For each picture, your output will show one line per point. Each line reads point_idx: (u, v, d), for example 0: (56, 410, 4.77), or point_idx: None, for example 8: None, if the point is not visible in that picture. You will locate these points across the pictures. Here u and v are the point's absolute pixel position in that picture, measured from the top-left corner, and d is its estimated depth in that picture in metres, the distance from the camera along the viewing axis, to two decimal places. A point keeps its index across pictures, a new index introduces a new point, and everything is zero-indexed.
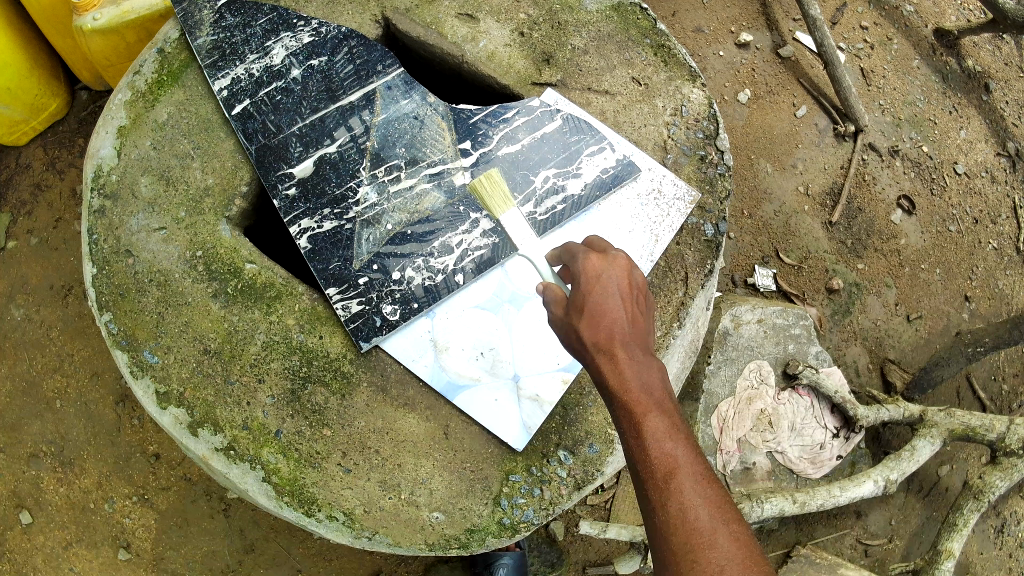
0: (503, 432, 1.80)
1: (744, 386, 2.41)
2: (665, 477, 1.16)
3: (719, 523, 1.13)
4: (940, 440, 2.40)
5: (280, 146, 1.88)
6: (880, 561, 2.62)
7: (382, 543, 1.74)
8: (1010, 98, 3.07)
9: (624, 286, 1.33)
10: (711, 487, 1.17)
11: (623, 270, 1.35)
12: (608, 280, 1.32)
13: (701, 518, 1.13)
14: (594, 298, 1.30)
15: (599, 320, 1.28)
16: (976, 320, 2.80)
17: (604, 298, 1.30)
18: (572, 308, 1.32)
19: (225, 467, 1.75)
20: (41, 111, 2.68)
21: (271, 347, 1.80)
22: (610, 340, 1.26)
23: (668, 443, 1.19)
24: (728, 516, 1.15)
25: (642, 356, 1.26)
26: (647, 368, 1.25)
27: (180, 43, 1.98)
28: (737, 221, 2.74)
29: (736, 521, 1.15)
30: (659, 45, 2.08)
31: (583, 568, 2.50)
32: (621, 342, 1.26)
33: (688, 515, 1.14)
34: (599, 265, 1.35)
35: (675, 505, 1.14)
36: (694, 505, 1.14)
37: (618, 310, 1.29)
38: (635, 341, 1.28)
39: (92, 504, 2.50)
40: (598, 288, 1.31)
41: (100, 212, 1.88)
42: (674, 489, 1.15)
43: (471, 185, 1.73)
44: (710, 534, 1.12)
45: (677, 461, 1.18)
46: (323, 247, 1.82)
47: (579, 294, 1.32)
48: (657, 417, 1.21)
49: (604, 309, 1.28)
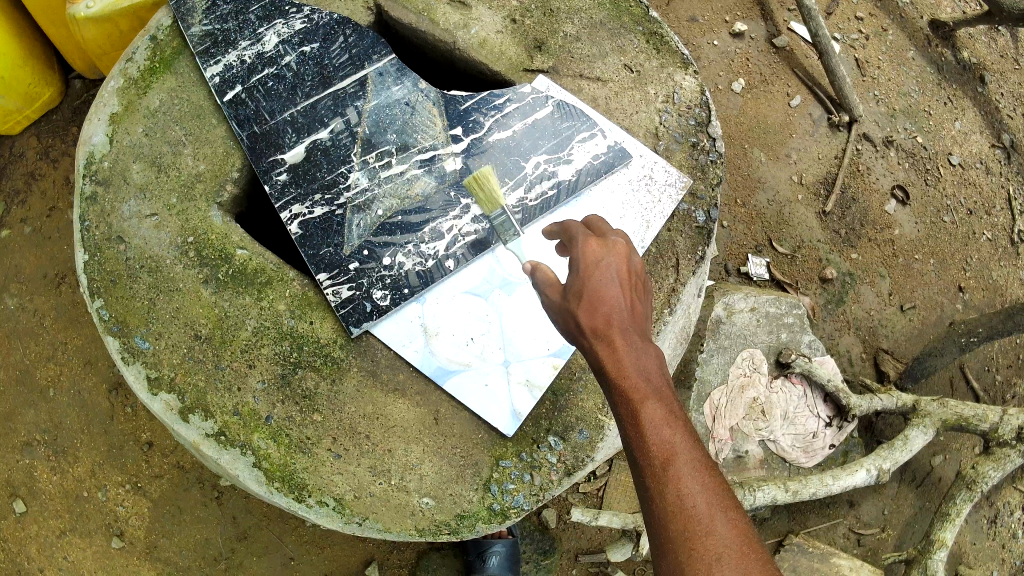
0: (493, 417, 1.80)
1: (736, 374, 2.41)
2: (663, 464, 1.16)
3: (717, 510, 1.13)
4: (934, 430, 2.40)
5: (271, 133, 1.87)
6: (873, 551, 2.62)
7: (373, 529, 1.75)
8: (1005, 90, 3.09)
9: (623, 273, 1.31)
10: (710, 474, 1.17)
11: (621, 256, 1.33)
12: (607, 266, 1.31)
13: (699, 505, 1.13)
14: (592, 283, 1.29)
15: (598, 306, 1.27)
16: (969, 311, 2.80)
17: (602, 284, 1.29)
18: (569, 294, 1.31)
19: (216, 453, 1.75)
20: (35, 100, 2.68)
21: (261, 333, 1.80)
22: (607, 326, 1.25)
23: (666, 430, 1.18)
24: (726, 502, 1.15)
25: (640, 342, 1.25)
26: (645, 354, 1.24)
27: (173, 30, 1.97)
28: (730, 210, 2.74)
29: (734, 508, 1.15)
30: (651, 32, 2.08)
31: (574, 556, 2.51)
32: (619, 328, 1.25)
33: (686, 502, 1.13)
34: (598, 250, 1.33)
35: (674, 492, 1.14)
36: (692, 493, 1.14)
37: (617, 296, 1.28)
38: (633, 328, 1.27)
39: (86, 493, 2.50)
40: (596, 274, 1.30)
41: (92, 198, 1.87)
42: (673, 477, 1.15)
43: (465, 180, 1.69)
44: (708, 521, 1.12)
45: (675, 449, 1.17)
46: (313, 233, 1.81)
47: (577, 279, 1.31)
48: (654, 404, 1.20)
49: (603, 295, 1.27)
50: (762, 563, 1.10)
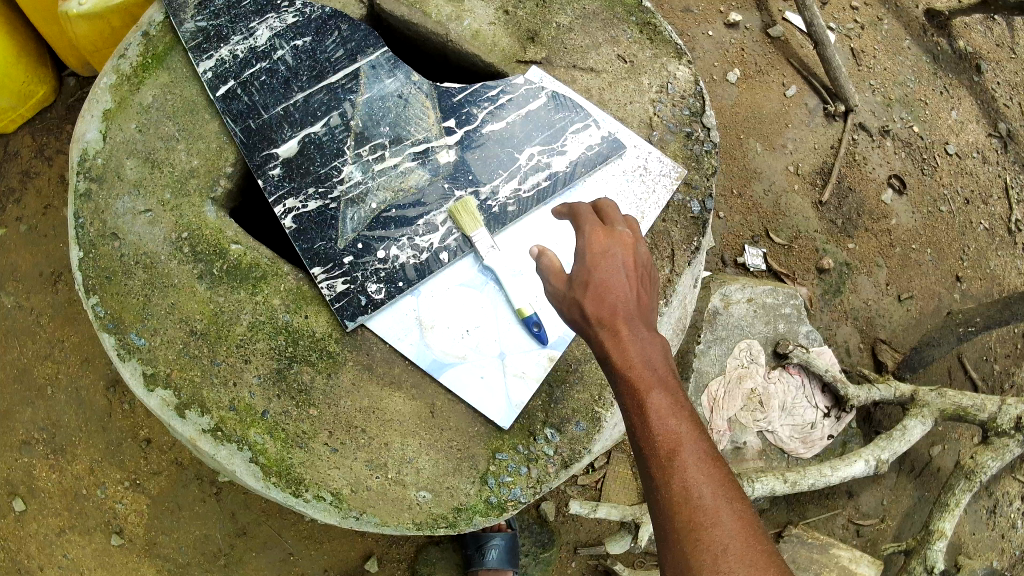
0: (489, 410, 1.80)
1: (734, 365, 2.40)
2: (669, 454, 1.16)
3: (723, 502, 1.13)
4: (932, 420, 2.40)
5: (265, 127, 1.87)
6: (872, 541, 2.62)
7: (370, 523, 1.75)
8: (1001, 79, 3.10)
9: (630, 264, 1.32)
10: (715, 465, 1.16)
11: (627, 246, 1.33)
12: (614, 257, 1.31)
13: (704, 496, 1.13)
14: (598, 274, 1.29)
15: (605, 297, 1.27)
16: (967, 300, 2.81)
17: (609, 274, 1.29)
18: (574, 283, 1.31)
19: (213, 448, 1.75)
20: (29, 98, 2.67)
21: (257, 328, 1.80)
22: (613, 316, 1.26)
23: (671, 420, 1.18)
24: (732, 493, 1.14)
25: (645, 332, 1.26)
26: (650, 345, 1.24)
27: (165, 26, 1.96)
28: (726, 201, 2.73)
29: (739, 500, 1.15)
30: (645, 22, 2.08)
31: (573, 549, 2.51)
32: (624, 318, 1.26)
33: (691, 493, 1.13)
34: (604, 240, 1.33)
35: (678, 482, 1.14)
36: (697, 484, 1.14)
37: (622, 286, 1.28)
38: (639, 318, 1.27)
39: (85, 491, 2.50)
40: (602, 264, 1.30)
41: (87, 195, 1.87)
42: (678, 468, 1.15)
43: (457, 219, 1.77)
44: (713, 512, 1.12)
45: (681, 439, 1.17)
46: (308, 227, 1.80)
47: (582, 269, 1.31)
48: (659, 394, 1.20)
49: (609, 286, 1.28)
50: (768, 555, 1.09)
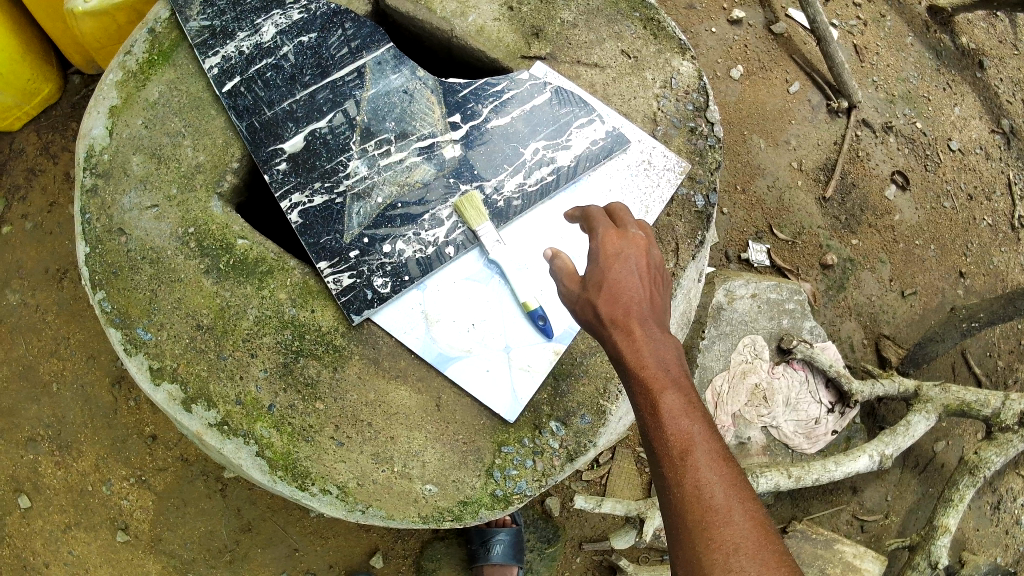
0: (495, 402, 1.80)
1: (738, 360, 2.41)
2: (681, 454, 1.16)
3: (735, 501, 1.13)
4: (935, 415, 2.40)
5: (270, 123, 1.87)
6: (877, 537, 2.63)
7: (377, 516, 1.75)
8: (1004, 76, 3.11)
9: (642, 265, 1.31)
10: (728, 465, 1.17)
11: (640, 247, 1.33)
12: (627, 258, 1.31)
13: (717, 495, 1.13)
14: (611, 274, 1.29)
15: (618, 296, 1.27)
16: (971, 296, 2.81)
17: (623, 275, 1.29)
18: (588, 284, 1.31)
19: (218, 442, 1.75)
20: (34, 95, 2.68)
21: (263, 322, 1.80)
22: (627, 317, 1.26)
23: (684, 420, 1.18)
24: (743, 493, 1.15)
25: (658, 333, 1.26)
26: (663, 346, 1.25)
27: (171, 23, 1.97)
28: (730, 196, 2.73)
29: (750, 500, 1.15)
30: (648, 18, 2.09)
31: (578, 544, 2.52)
32: (638, 319, 1.26)
33: (703, 492, 1.14)
34: (618, 241, 1.33)
35: (691, 482, 1.14)
36: (710, 483, 1.14)
37: (635, 287, 1.29)
38: (652, 319, 1.28)
39: (90, 487, 2.50)
40: (615, 265, 1.30)
41: (93, 191, 1.86)
42: (691, 468, 1.15)
43: (457, 207, 1.80)
44: (726, 511, 1.12)
45: (693, 440, 1.17)
46: (314, 222, 1.81)
47: (596, 269, 1.31)
48: (673, 394, 1.20)
49: (622, 286, 1.28)
50: (779, 556, 1.10)
